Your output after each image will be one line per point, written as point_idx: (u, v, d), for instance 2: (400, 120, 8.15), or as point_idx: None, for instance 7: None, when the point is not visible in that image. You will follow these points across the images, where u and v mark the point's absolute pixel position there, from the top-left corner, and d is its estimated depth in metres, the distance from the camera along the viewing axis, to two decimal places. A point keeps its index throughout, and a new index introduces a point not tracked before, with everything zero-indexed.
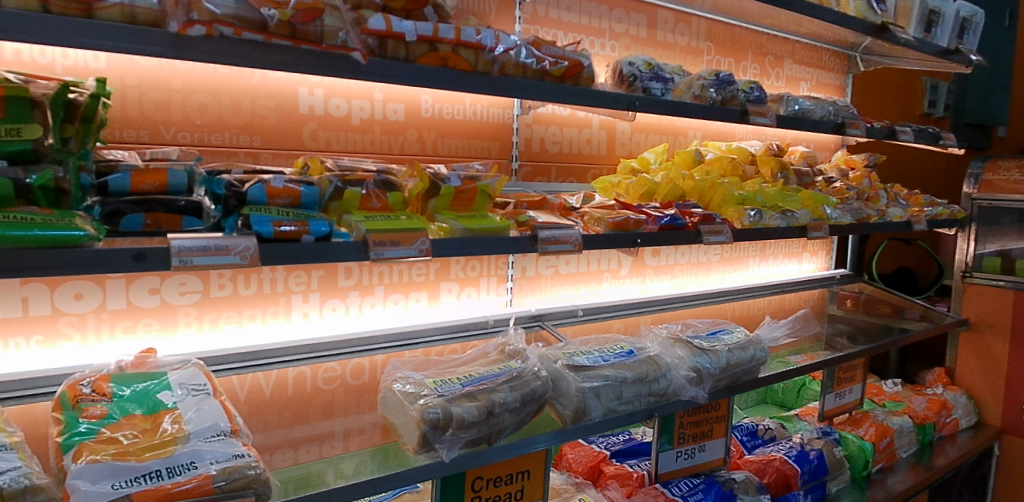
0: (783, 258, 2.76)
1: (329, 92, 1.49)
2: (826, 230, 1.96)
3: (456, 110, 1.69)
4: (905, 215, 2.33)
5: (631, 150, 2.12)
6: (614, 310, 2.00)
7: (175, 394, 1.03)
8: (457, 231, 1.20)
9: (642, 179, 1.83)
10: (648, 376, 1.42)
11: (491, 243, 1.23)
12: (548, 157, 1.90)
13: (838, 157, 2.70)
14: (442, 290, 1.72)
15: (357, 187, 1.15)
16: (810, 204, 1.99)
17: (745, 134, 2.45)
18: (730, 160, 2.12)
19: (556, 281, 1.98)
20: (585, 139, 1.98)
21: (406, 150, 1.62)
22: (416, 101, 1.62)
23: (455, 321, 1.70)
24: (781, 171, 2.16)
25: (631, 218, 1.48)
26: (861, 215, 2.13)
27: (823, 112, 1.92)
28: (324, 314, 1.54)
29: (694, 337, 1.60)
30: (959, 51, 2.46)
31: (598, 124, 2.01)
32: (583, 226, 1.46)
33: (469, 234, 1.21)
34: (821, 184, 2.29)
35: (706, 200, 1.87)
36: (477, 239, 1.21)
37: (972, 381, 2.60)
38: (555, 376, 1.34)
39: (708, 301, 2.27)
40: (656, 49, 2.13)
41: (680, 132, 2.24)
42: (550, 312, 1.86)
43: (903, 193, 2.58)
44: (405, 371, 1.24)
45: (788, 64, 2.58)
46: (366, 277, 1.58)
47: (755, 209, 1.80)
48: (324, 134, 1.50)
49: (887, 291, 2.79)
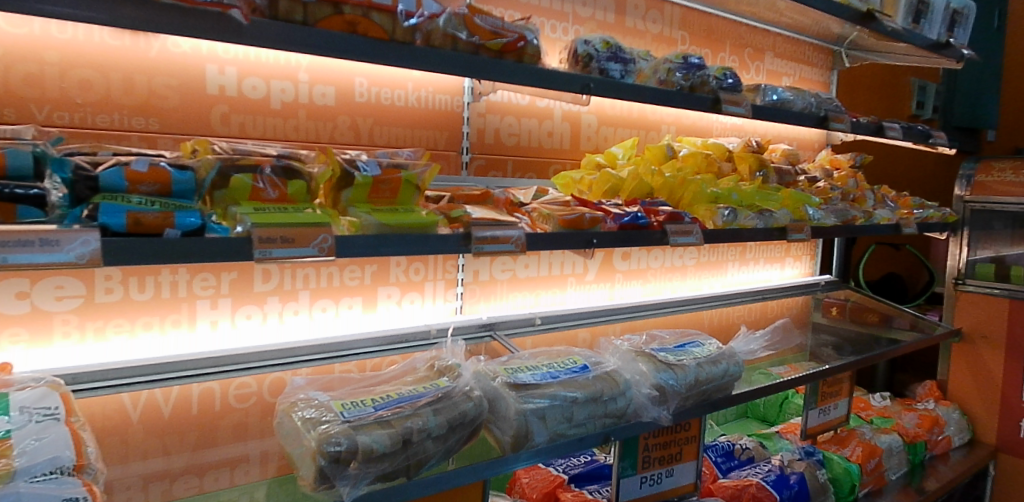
0: (765, 263, 2.59)
1: (243, 71, 1.33)
2: (809, 232, 1.79)
3: (395, 95, 1.52)
4: (893, 217, 2.17)
5: (598, 144, 1.95)
6: (575, 319, 1.83)
7: (12, 421, 0.84)
8: (371, 226, 1.02)
9: (606, 175, 1.66)
10: (603, 395, 1.24)
11: (415, 241, 1.04)
12: (504, 149, 1.73)
13: (823, 156, 2.55)
14: (380, 296, 1.53)
15: (248, 174, 0.98)
16: (791, 205, 1.83)
17: (723, 130, 2.29)
18: (705, 156, 1.96)
19: (513, 286, 1.80)
20: (546, 131, 1.81)
21: (336, 139, 1.45)
22: (348, 84, 1.45)
23: (393, 331, 1.53)
24: (760, 169, 2.00)
25: (587, 216, 1.31)
26: (846, 217, 1.96)
27: (804, 103, 1.76)
28: (237, 321, 1.36)
29: (658, 350, 1.42)
30: (950, 44, 2.30)
31: (560, 115, 1.84)
32: (532, 224, 1.29)
33: (386, 230, 1.02)
34: (804, 183, 2.13)
35: (676, 197, 1.69)
36: (395, 235, 1.02)
37: (965, 395, 2.44)
38: (493, 397, 1.16)
39: (680, 309, 2.11)
40: (625, 36, 1.97)
41: (651, 126, 2.07)
42: (503, 321, 1.69)
43: (891, 194, 2.43)
44: (311, 392, 1.05)
45: (770, 57, 2.42)
46: (288, 281, 1.40)
47: (730, 207, 1.63)
48: (237, 118, 1.33)
49: (875, 299, 2.63)
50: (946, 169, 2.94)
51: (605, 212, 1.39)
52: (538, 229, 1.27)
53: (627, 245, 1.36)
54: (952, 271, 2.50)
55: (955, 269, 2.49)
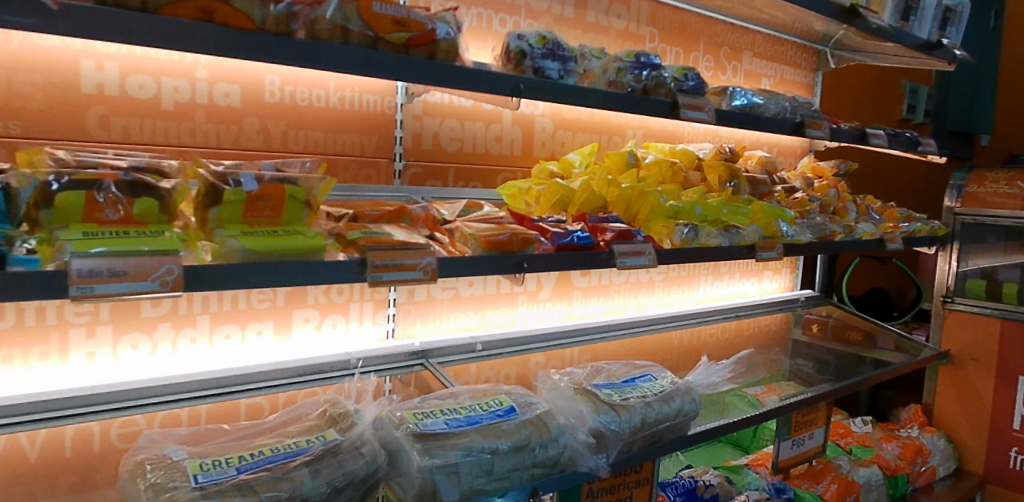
0: (740, 276, 2.44)
1: (128, 67, 1.16)
2: (781, 250, 1.63)
3: (314, 95, 1.35)
4: (877, 231, 2.01)
5: (554, 150, 1.80)
6: (523, 344, 1.68)
7: None
8: (237, 253, 0.85)
9: (555, 185, 1.50)
10: (530, 444, 1.08)
11: (292, 270, 0.87)
12: (444, 156, 1.57)
13: (804, 164, 2.40)
14: (294, 319, 1.38)
15: (85, 189, 0.81)
16: (762, 220, 1.67)
17: (695, 136, 2.13)
18: (671, 165, 1.81)
19: (455, 306, 1.64)
20: (493, 136, 1.65)
21: (243, 144, 1.28)
22: (257, 83, 1.28)
23: (307, 359, 1.38)
24: (731, 179, 1.85)
25: (518, 236, 1.13)
26: (824, 232, 1.80)
27: (778, 108, 1.60)
28: (119, 352, 1.21)
29: (602, 387, 1.26)
30: (941, 45, 2.14)
31: (510, 118, 1.68)
32: (453, 246, 1.12)
33: (257, 258, 0.86)
34: (780, 194, 1.97)
35: (633, 211, 1.53)
36: (268, 263, 0.86)
37: (952, 421, 2.29)
38: (395, 449, 1.00)
39: (643, 331, 1.95)
40: (586, 32, 1.80)
41: (615, 131, 1.91)
42: (438, 347, 1.53)
43: (876, 205, 2.27)
44: (169, 447, 0.89)
45: (748, 57, 2.26)
46: (183, 305, 1.25)
47: (691, 223, 1.46)
48: (120, 121, 1.16)
49: (858, 316, 2.48)
50: (936, 177, 2.79)
51: (543, 232, 1.22)
52: (460, 252, 1.11)
53: (568, 269, 1.20)
54: (940, 287, 2.34)
55: (944, 286, 2.34)
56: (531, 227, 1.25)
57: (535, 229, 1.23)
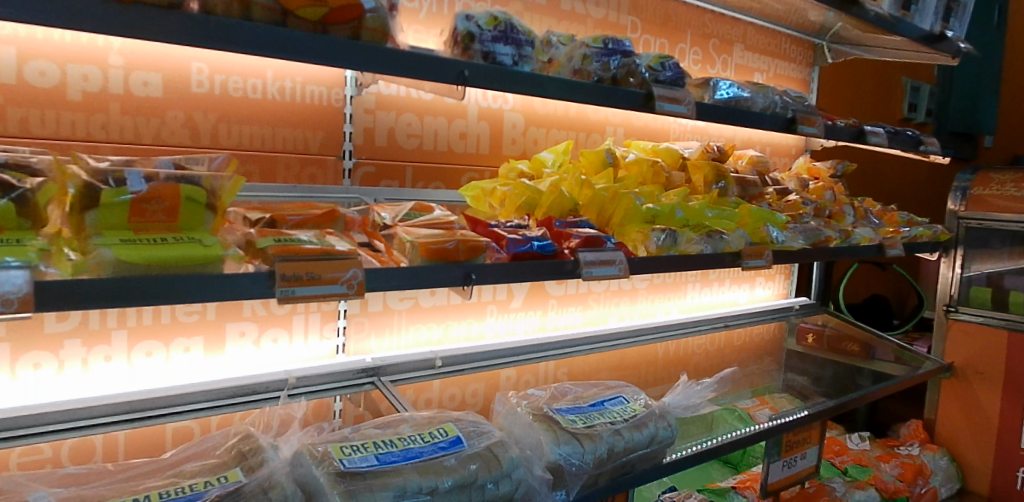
0: (731, 283, 2.30)
1: (29, 51, 1.03)
2: (771, 258, 1.50)
3: (248, 86, 1.23)
4: (875, 237, 1.88)
5: (526, 148, 1.67)
6: (490, 358, 1.54)
7: None
8: (106, 265, 0.72)
9: (521, 186, 1.37)
10: (477, 481, 0.92)
11: (173, 282, 0.73)
12: (400, 154, 1.44)
13: (799, 164, 2.26)
14: (226, 334, 1.26)
15: None
16: (749, 225, 1.53)
17: (681, 134, 2.00)
18: (652, 165, 1.67)
19: (415, 317, 1.50)
20: (457, 132, 1.52)
21: (166, 139, 1.16)
22: (181, 70, 1.16)
23: (239, 379, 1.24)
24: (718, 181, 1.71)
25: (461, 243, 1.00)
26: (817, 238, 1.66)
27: (766, 102, 1.47)
28: (18, 372, 1.08)
29: (565, 412, 1.13)
30: (943, 36, 2.00)
31: (476, 113, 1.55)
32: (390, 256, 0.98)
33: (132, 270, 0.73)
34: (772, 196, 1.84)
35: (607, 215, 1.40)
36: (143, 276, 0.72)
37: (956, 438, 2.16)
38: (315, 491, 0.85)
39: (624, 342, 1.81)
40: (561, 20, 1.67)
41: (593, 128, 1.78)
42: (393, 364, 1.39)
43: (875, 208, 2.14)
44: (38, 492, 0.76)
45: (739, 50, 2.13)
46: (94, 318, 1.13)
47: (669, 229, 1.33)
48: (19, 112, 1.03)
49: (854, 325, 2.35)
50: (938, 179, 2.65)
51: (498, 238, 1.09)
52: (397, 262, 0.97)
53: (524, 280, 1.06)
54: (942, 296, 2.21)
55: (947, 294, 2.20)
56: (486, 234, 1.11)
57: (489, 237, 1.10)
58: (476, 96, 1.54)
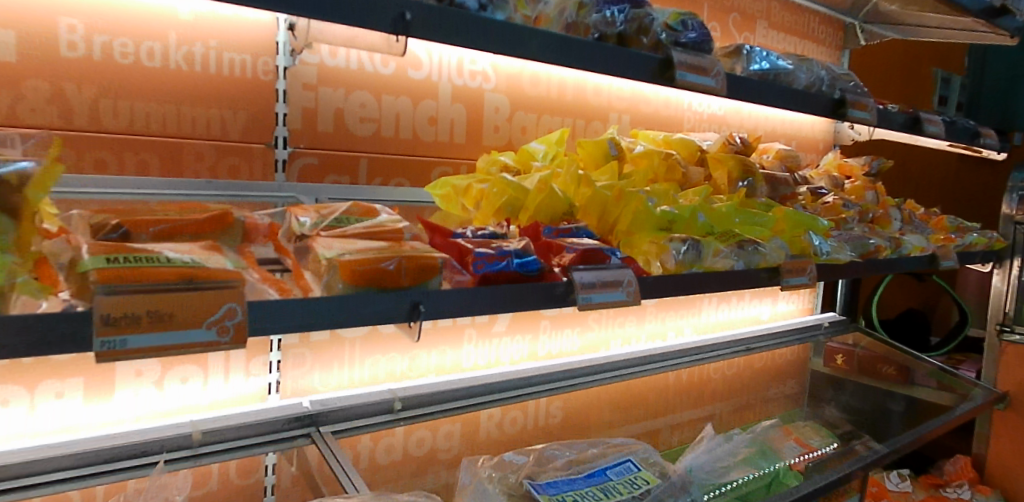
0: (751, 296, 2.01)
1: None
2: (815, 273, 1.23)
3: (141, 49, 0.94)
4: (927, 245, 1.59)
5: (512, 137, 1.38)
6: (467, 395, 1.25)
7: None
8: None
9: (500, 181, 1.08)
10: None
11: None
12: (352, 142, 1.15)
13: (828, 160, 1.97)
14: (118, 374, 0.97)
15: None
16: (786, 234, 1.26)
17: (697, 124, 1.71)
18: (666, 158, 1.39)
19: (372, 346, 1.21)
20: (426, 116, 1.24)
21: (23, 117, 0.87)
22: (44, 26, 0.87)
23: (119, 437, 0.92)
24: (745, 177, 1.44)
25: (405, 262, 0.70)
26: (864, 248, 1.39)
27: (811, 78, 1.19)
28: None
29: (554, 489, 0.84)
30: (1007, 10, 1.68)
31: (449, 93, 1.26)
32: (300, 283, 0.68)
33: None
34: (805, 197, 1.57)
35: (610, 220, 1.10)
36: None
37: (1011, 479, 1.87)
38: None
39: (630, 373, 1.52)
40: None
41: (594, 114, 1.50)
42: (342, 407, 1.09)
43: (919, 212, 1.85)
44: None
45: (762, 28, 1.84)
46: None
47: (689, 239, 1.03)
48: None
49: (890, 344, 2.06)
50: (967, 176, 2.43)
51: (462, 256, 0.79)
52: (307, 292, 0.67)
53: (494, 311, 0.77)
54: (994, 313, 1.93)
55: (999, 311, 1.91)
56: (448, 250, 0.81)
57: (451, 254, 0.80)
58: (449, 71, 1.25)
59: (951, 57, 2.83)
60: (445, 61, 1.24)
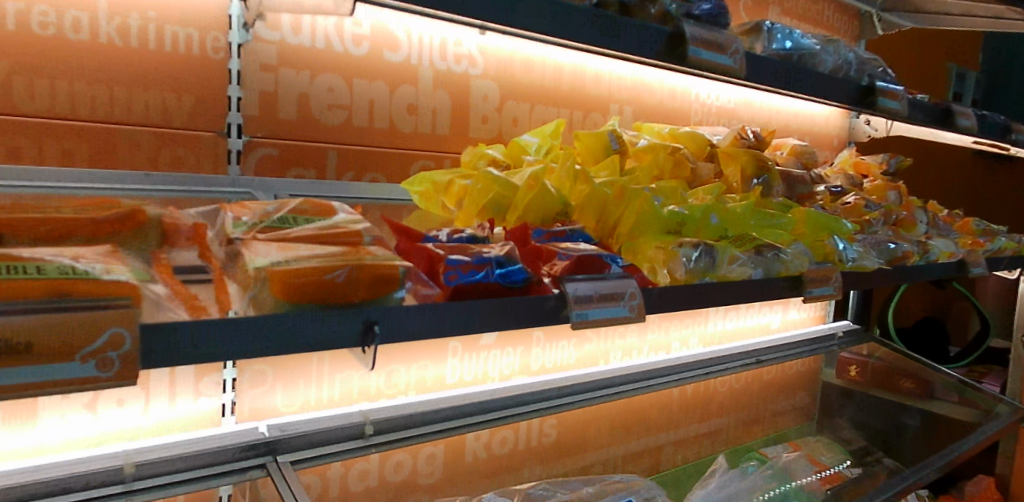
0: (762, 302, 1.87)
1: None
2: (841, 282, 1.13)
3: (63, 20, 0.81)
4: (956, 250, 1.47)
5: (502, 129, 1.25)
6: (456, 406, 1.13)
7: None
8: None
9: (485, 177, 0.95)
10: None
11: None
12: (320, 131, 1.02)
13: (843, 157, 1.84)
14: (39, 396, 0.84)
15: None
16: (807, 238, 1.16)
17: (704, 118, 1.59)
18: (673, 152, 1.26)
19: (343, 361, 1.08)
20: (404, 103, 1.11)
21: None
22: None
23: (30, 474, 0.78)
24: (760, 174, 1.32)
25: (350, 271, 0.56)
26: (892, 255, 1.29)
27: (835, 62, 1.15)
28: None
29: None
30: None
31: (430, 78, 1.13)
32: (223, 298, 0.55)
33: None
34: (824, 196, 1.48)
35: (611, 222, 0.97)
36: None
37: None
38: None
39: (638, 388, 1.36)
40: None
41: (592, 104, 1.37)
42: (308, 432, 0.96)
43: (943, 213, 1.72)
44: None
45: (775, 14, 1.70)
46: None
47: (700, 243, 0.89)
48: None
49: (908, 354, 1.93)
50: (979, 173, 2.36)
51: (432, 264, 0.65)
52: (227, 312, 0.54)
53: (474, 331, 0.64)
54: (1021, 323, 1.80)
55: None
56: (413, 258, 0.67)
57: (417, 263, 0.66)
58: (430, 54, 1.12)
59: (964, 49, 2.69)
60: (426, 43, 1.11)
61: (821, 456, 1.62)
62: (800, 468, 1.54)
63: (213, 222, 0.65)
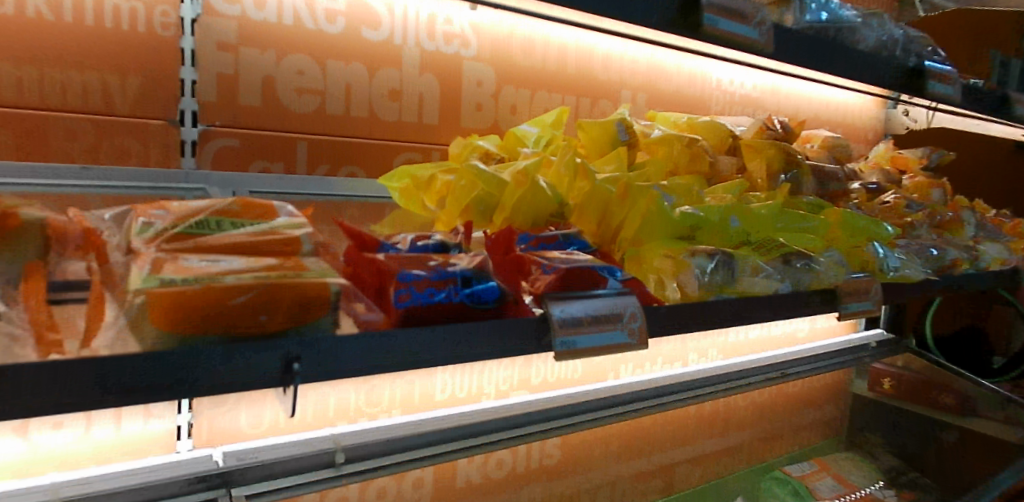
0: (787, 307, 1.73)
1: None
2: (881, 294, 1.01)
3: None
4: (1008, 258, 1.34)
5: (498, 117, 1.13)
6: (443, 426, 1.02)
7: None
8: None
9: (467, 172, 0.83)
10: None
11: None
12: (289, 118, 0.91)
13: (879, 150, 1.68)
14: None
15: None
16: (843, 245, 1.04)
17: (726, 107, 1.45)
18: (691, 145, 1.13)
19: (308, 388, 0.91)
20: (386, 87, 0.99)
21: None
22: None
23: None
24: (787, 170, 1.20)
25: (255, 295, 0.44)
26: (938, 263, 1.17)
27: (876, 38, 1.03)
28: None
29: None
30: None
31: (416, 58, 1.01)
32: (90, 328, 0.45)
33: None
34: (859, 194, 1.34)
35: (613, 225, 0.85)
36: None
37: None
38: None
39: (650, 402, 1.25)
40: None
41: (601, 91, 1.24)
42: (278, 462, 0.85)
43: (992, 213, 1.56)
44: None
45: None
46: None
47: (716, 250, 0.77)
48: None
49: (947, 366, 1.77)
50: None
51: (378, 280, 0.54)
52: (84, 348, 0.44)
53: (439, 364, 0.53)
54: None
55: None
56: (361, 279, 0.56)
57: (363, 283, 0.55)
58: (416, 32, 1.00)
59: None
60: (411, 19, 1.00)
61: (850, 476, 1.51)
62: (826, 490, 1.44)
63: (122, 227, 0.54)
